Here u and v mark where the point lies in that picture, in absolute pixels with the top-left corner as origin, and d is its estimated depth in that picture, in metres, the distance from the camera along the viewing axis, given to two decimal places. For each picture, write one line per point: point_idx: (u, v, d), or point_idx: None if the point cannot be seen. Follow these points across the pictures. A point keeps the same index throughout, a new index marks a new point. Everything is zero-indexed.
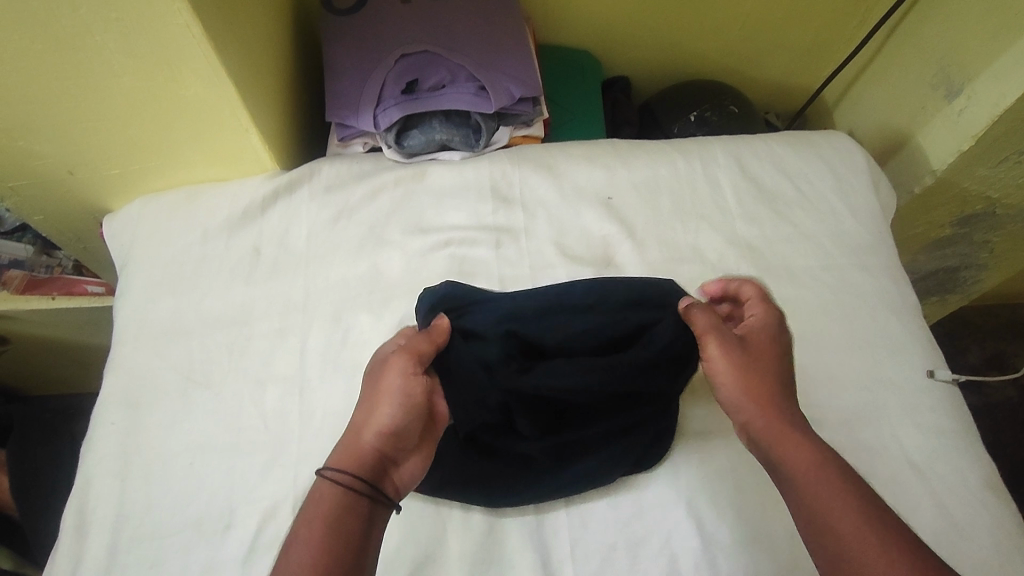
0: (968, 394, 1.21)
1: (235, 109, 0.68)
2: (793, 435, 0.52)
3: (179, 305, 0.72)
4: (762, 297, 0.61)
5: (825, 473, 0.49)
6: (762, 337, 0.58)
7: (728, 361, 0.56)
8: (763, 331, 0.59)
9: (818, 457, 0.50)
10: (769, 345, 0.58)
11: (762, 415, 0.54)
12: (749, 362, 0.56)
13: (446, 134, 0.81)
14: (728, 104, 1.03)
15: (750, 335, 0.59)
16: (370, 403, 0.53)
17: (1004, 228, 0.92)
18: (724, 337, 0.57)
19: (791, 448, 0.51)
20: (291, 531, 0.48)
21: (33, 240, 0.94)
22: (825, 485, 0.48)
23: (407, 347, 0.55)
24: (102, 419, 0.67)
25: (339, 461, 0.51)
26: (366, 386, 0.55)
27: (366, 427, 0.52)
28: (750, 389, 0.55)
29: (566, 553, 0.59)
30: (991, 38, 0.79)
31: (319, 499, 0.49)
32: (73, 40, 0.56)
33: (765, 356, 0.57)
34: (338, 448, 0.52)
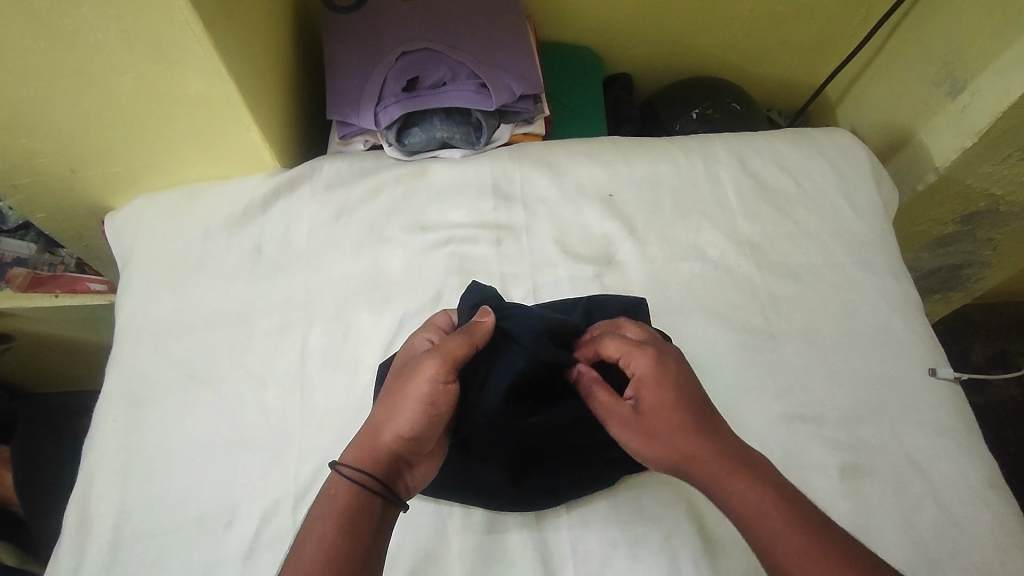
0: (971, 392, 1.21)
1: (236, 107, 0.68)
2: (734, 488, 0.48)
3: (181, 303, 0.72)
4: (630, 346, 0.56)
5: (774, 527, 0.46)
6: (655, 393, 0.53)
7: (641, 436, 0.53)
8: (651, 386, 0.53)
9: (762, 510, 0.47)
10: (662, 398, 0.53)
11: (698, 478, 0.50)
12: (652, 431, 0.52)
13: (447, 132, 0.81)
14: (730, 102, 1.03)
15: (642, 398, 0.54)
16: (393, 404, 0.52)
17: (1008, 226, 0.92)
18: (619, 421, 0.54)
19: (736, 504, 0.48)
20: (303, 525, 0.49)
21: (36, 238, 0.94)
22: (775, 541, 0.45)
23: (440, 350, 0.53)
24: (104, 416, 0.68)
25: (356, 459, 0.51)
26: (392, 384, 0.55)
27: (387, 427, 0.52)
28: (671, 459, 0.51)
29: (566, 551, 0.59)
30: (994, 34, 0.79)
31: (332, 496, 0.49)
32: (74, 38, 0.56)
33: (665, 416, 0.52)
34: (357, 445, 0.52)
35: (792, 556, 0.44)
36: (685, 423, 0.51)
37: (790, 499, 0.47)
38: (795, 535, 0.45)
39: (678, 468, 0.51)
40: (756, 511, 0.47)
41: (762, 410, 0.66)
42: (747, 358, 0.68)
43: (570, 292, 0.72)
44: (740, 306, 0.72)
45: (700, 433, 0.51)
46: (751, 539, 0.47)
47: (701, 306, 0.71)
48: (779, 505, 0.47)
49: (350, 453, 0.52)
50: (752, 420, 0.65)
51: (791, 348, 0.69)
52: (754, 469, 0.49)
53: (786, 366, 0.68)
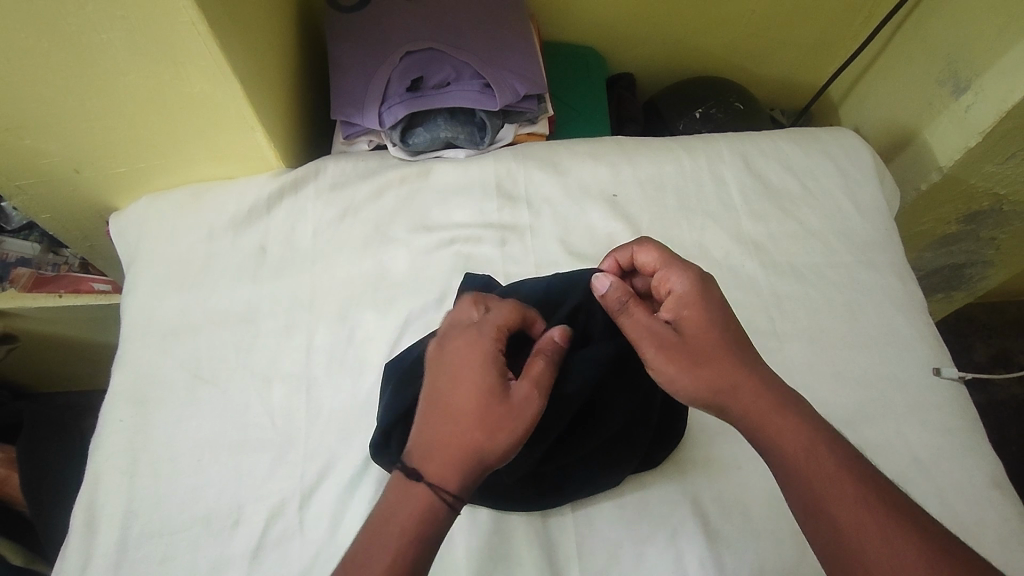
0: (973, 391, 1.21)
1: (240, 107, 0.68)
2: (774, 421, 0.51)
3: (186, 303, 0.72)
4: (671, 263, 0.58)
5: (814, 462, 0.49)
6: (694, 321, 0.54)
7: (679, 360, 0.53)
8: (690, 306, 0.55)
9: (800, 441, 0.50)
10: (706, 321, 0.54)
11: (735, 407, 0.52)
12: (691, 358, 0.53)
13: (451, 132, 0.81)
14: (733, 101, 1.03)
15: (683, 318, 0.55)
16: (494, 430, 0.49)
17: (1011, 225, 0.92)
18: (657, 340, 0.54)
19: (777, 436, 0.50)
20: (387, 540, 0.47)
21: (40, 238, 0.95)
22: (816, 475, 0.48)
23: (538, 378, 0.52)
24: (110, 416, 0.68)
25: (449, 482, 0.48)
26: (484, 401, 0.50)
27: (485, 454, 0.49)
28: (709, 385, 0.52)
29: (572, 551, 0.59)
30: (997, 34, 0.79)
31: (426, 515, 0.48)
32: (80, 40, 0.57)
33: (706, 340, 0.54)
34: (446, 461, 0.49)
35: (834, 489, 0.47)
36: (727, 352, 0.53)
37: (829, 434, 0.50)
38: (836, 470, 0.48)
39: (713, 397, 0.52)
40: (799, 441, 0.49)
41: None
42: None
43: None
44: (745, 306, 0.72)
45: (739, 363, 0.53)
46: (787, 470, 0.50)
47: None
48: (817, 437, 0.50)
49: (440, 472, 0.49)
50: None
51: (795, 348, 0.69)
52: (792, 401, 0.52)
53: (790, 366, 0.68)
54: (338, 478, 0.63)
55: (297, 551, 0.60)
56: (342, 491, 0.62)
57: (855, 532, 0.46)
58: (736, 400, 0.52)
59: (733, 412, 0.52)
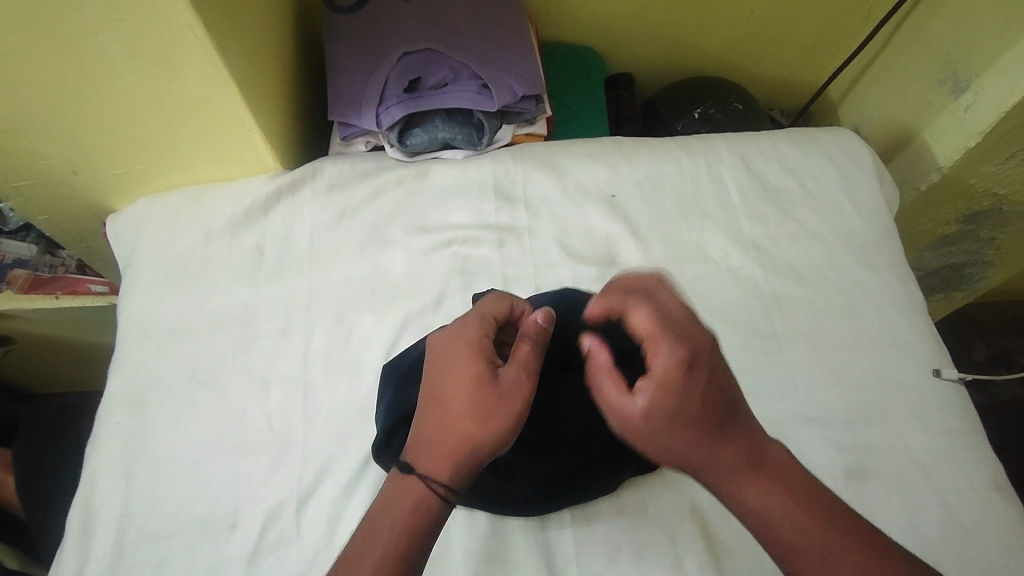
0: (973, 391, 1.21)
1: (237, 109, 0.68)
2: (753, 494, 0.47)
3: (182, 305, 0.72)
4: (658, 333, 0.49)
5: (795, 538, 0.46)
6: (668, 399, 0.47)
7: (651, 442, 0.48)
8: (666, 388, 0.47)
9: (779, 515, 0.46)
10: (685, 403, 0.47)
11: (712, 481, 0.48)
12: (660, 440, 0.48)
13: (448, 133, 0.81)
14: (732, 101, 1.02)
15: (656, 399, 0.47)
16: (488, 424, 0.48)
17: (1011, 225, 0.92)
18: (627, 421, 0.49)
19: (753, 510, 0.47)
20: (383, 535, 0.47)
21: (37, 240, 0.96)
22: (794, 547, 0.46)
23: (529, 366, 0.50)
24: (106, 419, 0.67)
25: (443, 477, 0.48)
26: (478, 395, 0.49)
27: (479, 448, 0.48)
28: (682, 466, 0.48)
29: (570, 554, 0.59)
30: (997, 34, 0.79)
31: (417, 512, 0.48)
32: (75, 42, 0.56)
33: (679, 425, 0.47)
34: (439, 457, 0.49)
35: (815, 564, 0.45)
36: (705, 435, 0.47)
37: (811, 500, 0.47)
38: (818, 543, 0.45)
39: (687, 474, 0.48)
40: (781, 517, 0.46)
41: (767, 411, 0.65)
42: (751, 358, 0.68)
43: None
44: (744, 307, 0.71)
45: (719, 444, 0.47)
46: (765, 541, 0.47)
47: (705, 307, 0.71)
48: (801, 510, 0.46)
49: (433, 467, 0.48)
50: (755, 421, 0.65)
51: (794, 349, 0.69)
52: (777, 474, 0.47)
53: (789, 368, 0.68)
54: (335, 482, 0.62)
55: (294, 555, 0.60)
56: (339, 494, 0.62)
57: None
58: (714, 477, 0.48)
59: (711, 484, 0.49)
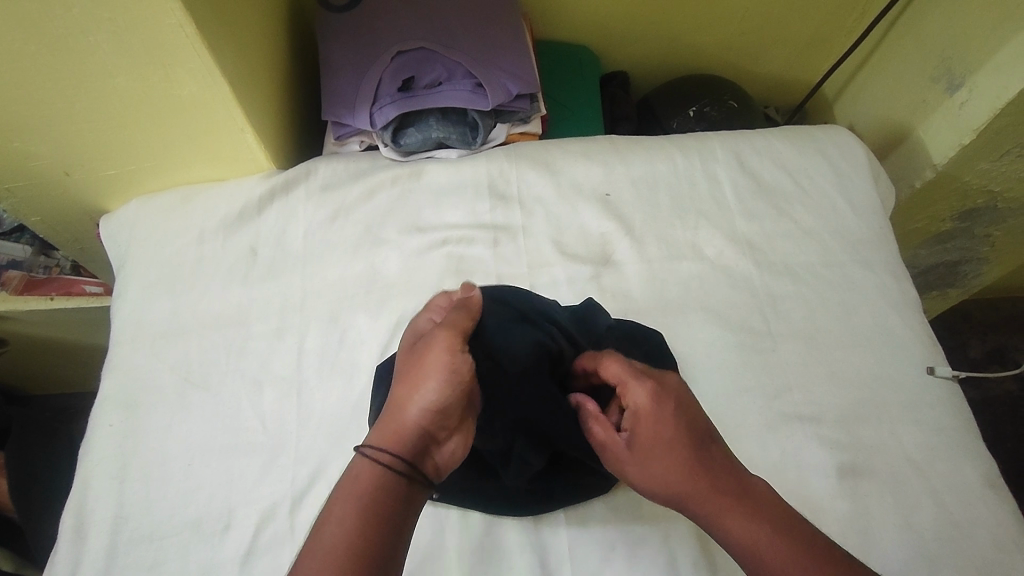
0: (968, 388, 1.21)
1: (230, 109, 0.67)
2: (731, 516, 0.49)
3: (176, 306, 0.72)
4: (629, 374, 0.53)
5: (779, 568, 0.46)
6: (649, 430, 0.51)
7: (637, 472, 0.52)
8: (647, 422, 0.52)
9: (757, 533, 0.48)
10: (661, 434, 0.51)
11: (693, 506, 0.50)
12: (645, 473, 0.51)
13: (443, 132, 0.80)
14: (728, 99, 1.02)
15: (636, 433, 0.52)
16: (412, 379, 0.50)
17: (1005, 223, 0.92)
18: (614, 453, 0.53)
19: (738, 541, 0.48)
20: (333, 509, 0.46)
21: (31, 241, 0.95)
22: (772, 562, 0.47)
23: (449, 323, 0.53)
24: (100, 421, 0.67)
25: (381, 441, 0.49)
26: (406, 361, 0.52)
27: (407, 404, 0.49)
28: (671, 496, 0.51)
29: (564, 554, 0.59)
30: (991, 30, 0.79)
31: (353, 479, 0.48)
32: (66, 42, 0.56)
33: (661, 458, 0.51)
34: (377, 427, 0.50)
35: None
36: (685, 464, 0.50)
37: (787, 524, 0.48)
38: (808, 572, 0.46)
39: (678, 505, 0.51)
40: (764, 548, 0.47)
41: (762, 410, 0.65)
42: (745, 357, 0.68)
43: (568, 293, 0.72)
44: (738, 306, 0.71)
45: (701, 474, 0.50)
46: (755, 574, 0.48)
47: (699, 305, 0.71)
48: (783, 541, 0.47)
49: (372, 436, 0.50)
50: (750, 419, 0.65)
51: (788, 347, 0.69)
52: (760, 504, 0.49)
53: (784, 367, 0.68)
54: (329, 482, 0.62)
55: (287, 557, 0.60)
56: None
57: None
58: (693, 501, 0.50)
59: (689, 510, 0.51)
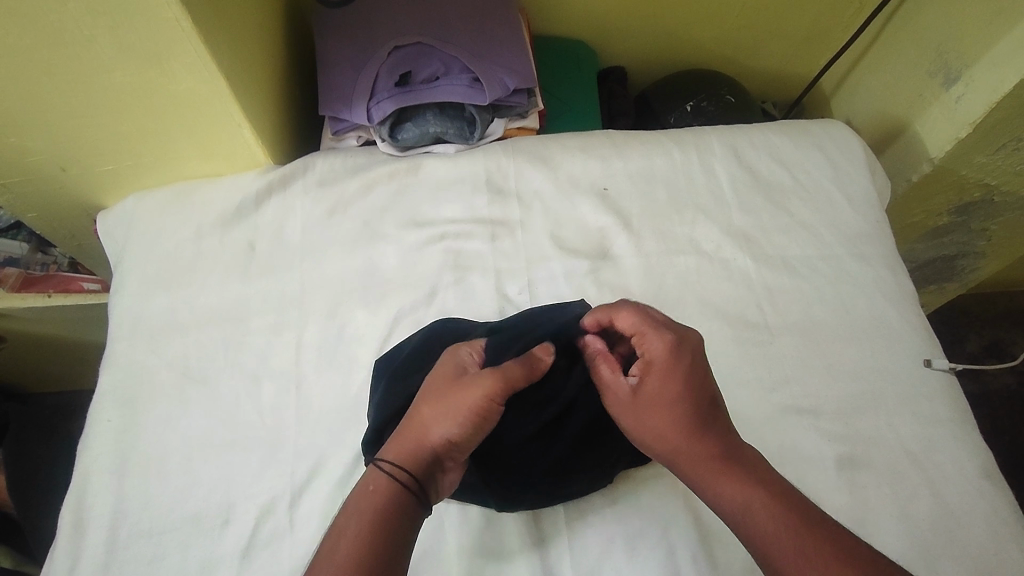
0: (965, 381, 1.22)
1: (226, 103, 0.67)
2: (722, 472, 0.50)
3: (174, 301, 0.72)
4: (645, 325, 0.55)
5: (765, 527, 0.47)
6: (653, 379, 0.54)
7: (632, 417, 0.55)
8: (654, 370, 0.54)
9: (743, 487, 0.49)
10: (665, 389, 0.53)
11: (684, 458, 0.52)
12: (643, 418, 0.54)
13: (440, 127, 0.81)
14: (725, 94, 1.02)
15: (642, 383, 0.55)
16: (445, 412, 0.52)
17: (1002, 216, 0.92)
18: (616, 397, 0.56)
19: (725, 498, 0.49)
20: (347, 517, 0.48)
21: (28, 238, 0.93)
22: (755, 514, 0.48)
23: (504, 372, 0.53)
24: (98, 417, 0.67)
25: (398, 457, 0.51)
26: (444, 386, 0.54)
27: (432, 435, 0.51)
28: (664, 446, 0.53)
29: (563, 546, 0.59)
30: (988, 23, 0.79)
31: (369, 491, 0.49)
32: (61, 36, 0.56)
33: (663, 404, 0.53)
34: (398, 446, 0.52)
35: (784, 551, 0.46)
36: (684, 417, 0.52)
37: (776, 488, 0.49)
38: (789, 530, 0.46)
39: (671, 457, 0.53)
40: (752, 508, 0.48)
41: (759, 402, 0.66)
42: (743, 350, 0.68)
43: (566, 287, 0.72)
44: (736, 299, 0.72)
45: (698, 431, 0.52)
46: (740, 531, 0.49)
47: (697, 299, 0.71)
48: (774, 505, 0.48)
49: (390, 452, 0.52)
50: (747, 412, 0.65)
51: (786, 340, 0.69)
52: (751, 468, 0.50)
53: (782, 360, 0.68)
54: (328, 477, 0.62)
55: (287, 550, 0.60)
56: (332, 490, 0.62)
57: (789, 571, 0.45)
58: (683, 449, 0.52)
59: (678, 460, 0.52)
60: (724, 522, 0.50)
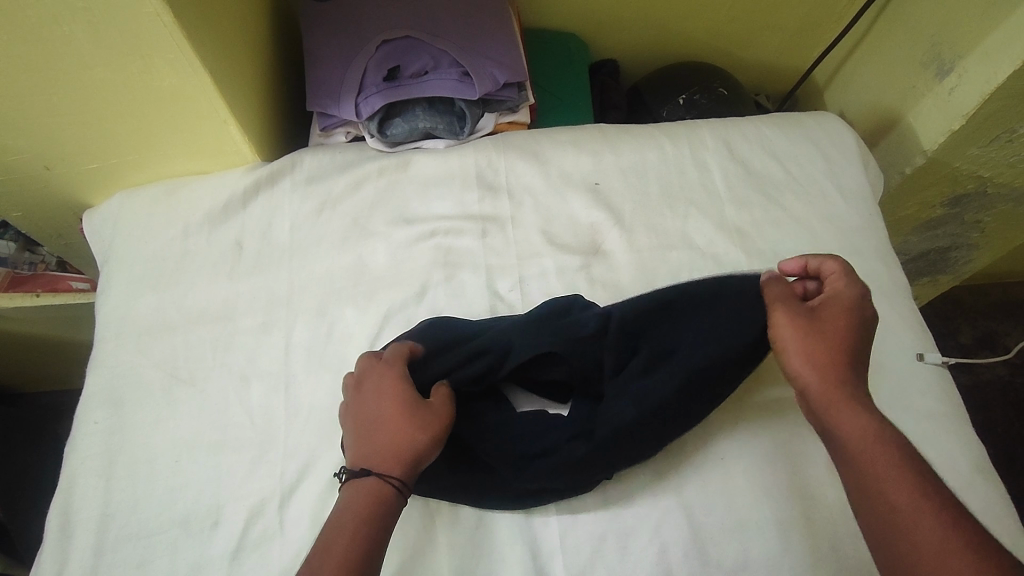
0: (958, 374, 1.22)
1: (211, 99, 0.66)
2: (848, 416, 0.52)
3: (161, 300, 0.71)
4: (841, 271, 0.61)
5: (880, 469, 0.49)
6: (838, 306, 0.58)
7: (803, 336, 0.56)
8: (844, 302, 0.58)
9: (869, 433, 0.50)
10: (844, 321, 0.57)
11: (819, 392, 0.54)
12: (823, 334, 0.56)
13: (430, 122, 0.79)
14: (718, 86, 1.01)
15: (825, 310, 0.58)
16: (422, 425, 0.55)
17: (995, 208, 0.92)
18: (792, 308, 0.58)
19: (845, 432, 0.51)
20: (349, 526, 0.50)
21: (14, 237, 0.93)
22: (871, 455, 0.49)
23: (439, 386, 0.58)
24: (84, 418, 0.66)
25: (395, 472, 0.53)
26: (401, 405, 0.56)
27: (417, 445, 0.54)
28: (817, 361, 0.55)
29: (555, 545, 0.59)
30: (981, 13, 0.78)
31: (369, 503, 0.51)
32: (38, 32, 0.55)
33: (838, 328, 0.56)
34: (384, 458, 0.53)
35: (892, 489, 0.47)
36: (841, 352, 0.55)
37: (899, 439, 0.50)
38: (904, 474, 0.48)
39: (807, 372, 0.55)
40: (869, 447, 0.50)
41: (756, 398, 0.64)
42: None
43: (557, 283, 0.71)
44: None
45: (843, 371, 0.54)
46: (845, 464, 0.51)
47: None
48: (892, 452, 0.49)
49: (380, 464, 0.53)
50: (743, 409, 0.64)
51: None
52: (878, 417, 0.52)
53: None
54: (317, 478, 0.62)
55: (276, 553, 0.59)
56: (321, 491, 0.61)
57: (901, 509, 0.46)
58: (818, 377, 0.54)
59: (809, 385, 0.54)
60: (839, 456, 0.51)
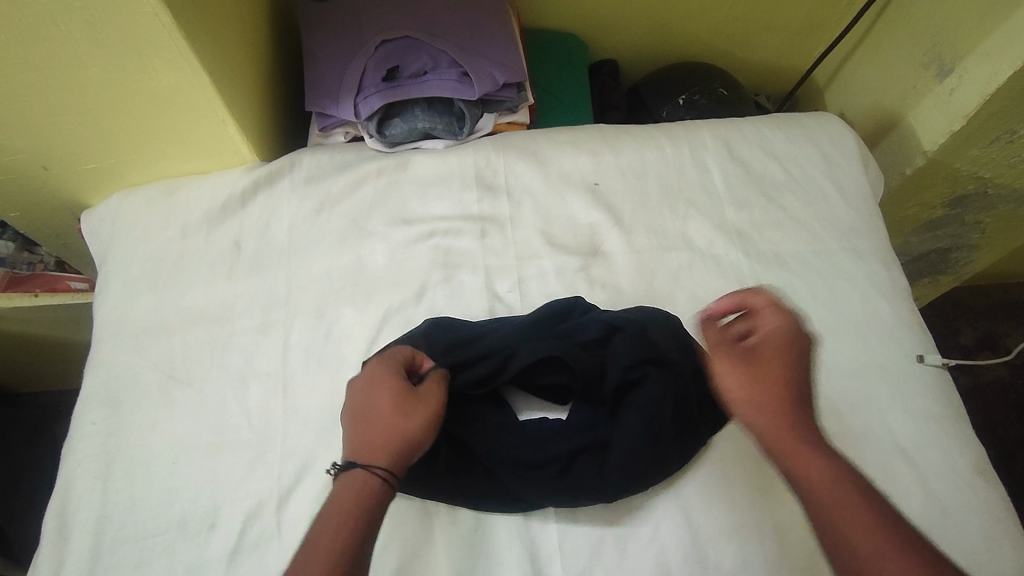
0: (958, 375, 1.22)
1: (210, 99, 0.66)
2: (805, 465, 0.49)
3: (159, 301, 0.71)
4: (766, 304, 0.58)
5: (844, 519, 0.46)
6: (772, 346, 0.55)
7: (746, 384, 0.54)
8: (779, 338, 0.55)
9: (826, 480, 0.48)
10: (782, 362, 0.54)
11: (774, 442, 0.51)
12: (763, 380, 0.53)
13: (429, 122, 0.79)
14: (718, 86, 1.01)
15: (760, 350, 0.55)
16: (418, 419, 0.54)
17: (996, 209, 0.92)
18: (729, 356, 0.56)
19: (805, 483, 0.49)
20: (342, 519, 0.48)
21: (13, 237, 0.92)
22: (833, 504, 0.47)
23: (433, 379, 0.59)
24: (82, 419, 0.66)
25: (391, 465, 0.52)
26: (397, 397, 0.55)
27: (413, 439, 0.53)
28: (764, 410, 0.52)
29: (554, 547, 0.58)
30: (982, 13, 0.78)
31: (362, 496, 0.50)
32: (36, 32, 0.54)
33: (777, 372, 0.54)
34: (379, 450, 0.52)
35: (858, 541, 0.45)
36: (783, 397, 0.52)
37: (858, 481, 0.48)
38: (869, 522, 0.46)
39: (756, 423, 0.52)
40: (829, 496, 0.48)
41: None
42: None
43: (556, 284, 0.71)
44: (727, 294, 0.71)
45: (788, 417, 0.52)
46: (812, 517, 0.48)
47: (689, 295, 0.70)
48: (854, 498, 0.47)
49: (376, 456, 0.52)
50: None
51: None
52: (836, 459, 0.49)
53: None
54: (315, 480, 0.62)
55: (274, 554, 0.59)
56: (319, 493, 0.61)
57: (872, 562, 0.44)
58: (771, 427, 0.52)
59: (764, 435, 0.52)
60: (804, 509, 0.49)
